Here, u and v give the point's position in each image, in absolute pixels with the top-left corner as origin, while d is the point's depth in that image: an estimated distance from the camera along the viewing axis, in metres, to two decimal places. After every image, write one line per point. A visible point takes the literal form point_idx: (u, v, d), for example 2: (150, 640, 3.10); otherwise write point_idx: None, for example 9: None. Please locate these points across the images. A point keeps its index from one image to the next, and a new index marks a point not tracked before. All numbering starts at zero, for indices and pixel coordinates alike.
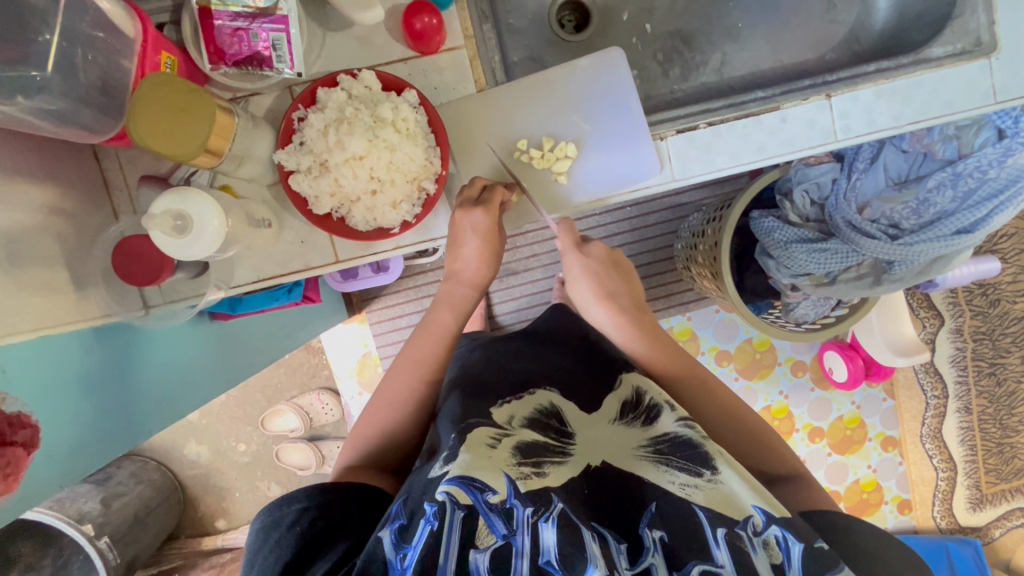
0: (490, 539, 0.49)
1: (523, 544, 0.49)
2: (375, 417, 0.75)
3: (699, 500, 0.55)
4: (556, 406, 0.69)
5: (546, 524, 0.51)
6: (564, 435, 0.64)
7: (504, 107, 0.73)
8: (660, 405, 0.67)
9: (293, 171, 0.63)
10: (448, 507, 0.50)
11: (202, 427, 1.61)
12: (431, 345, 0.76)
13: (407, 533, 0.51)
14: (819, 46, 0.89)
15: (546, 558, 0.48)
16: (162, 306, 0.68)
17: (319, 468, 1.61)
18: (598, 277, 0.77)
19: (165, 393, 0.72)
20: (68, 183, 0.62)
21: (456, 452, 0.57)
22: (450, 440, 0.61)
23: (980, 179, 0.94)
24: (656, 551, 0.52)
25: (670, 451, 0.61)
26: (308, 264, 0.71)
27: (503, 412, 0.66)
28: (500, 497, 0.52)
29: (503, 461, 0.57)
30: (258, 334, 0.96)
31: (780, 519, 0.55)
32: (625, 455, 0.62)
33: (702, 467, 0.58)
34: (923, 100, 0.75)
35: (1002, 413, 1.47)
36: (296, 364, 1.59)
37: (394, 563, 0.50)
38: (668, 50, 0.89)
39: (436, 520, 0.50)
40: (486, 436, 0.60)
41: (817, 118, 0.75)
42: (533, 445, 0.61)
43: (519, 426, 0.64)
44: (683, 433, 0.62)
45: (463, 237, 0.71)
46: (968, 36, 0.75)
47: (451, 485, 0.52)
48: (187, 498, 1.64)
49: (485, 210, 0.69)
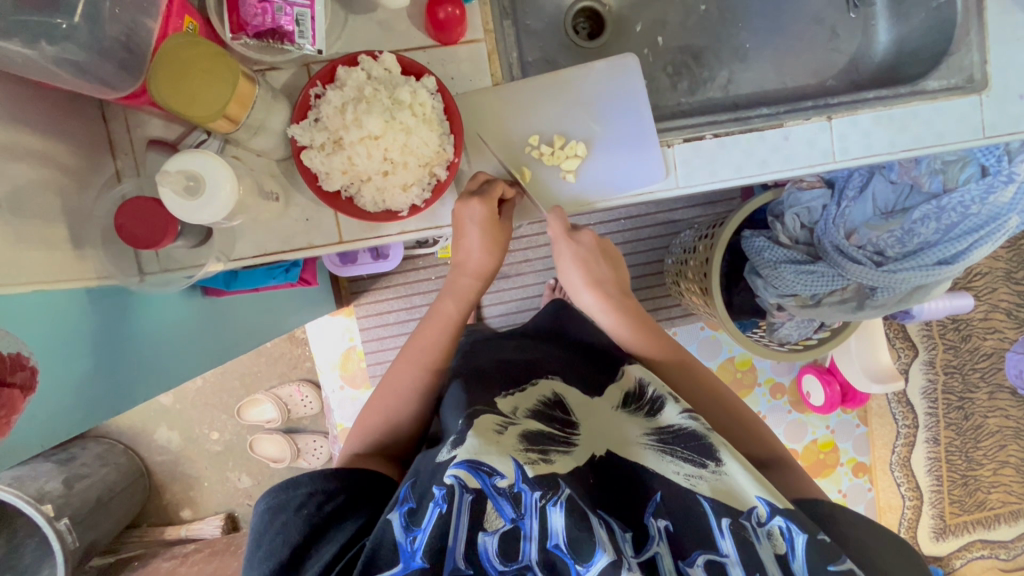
0: (499, 523, 0.52)
1: (532, 529, 0.52)
2: (380, 404, 0.75)
3: (704, 490, 0.58)
4: (559, 395, 0.71)
5: (555, 507, 0.53)
6: (569, 426, 0.66)
7: (517, 103, 0.74)
8: (663, 397, 0.68)
9: (306, 146, 0.63)
10: (457, 490, 0.53)
11: (175, 413, 1.57)
12: (436, 333, 0.76)
13: (416, 516, 0.54)
14: (820, 72, 0.93)
15: (553, 542, 0.51)
16: (157, 274, 0.66)
17: (293, 462, 1.58)
18: (587, 263, 0.78)
19: (157, 364, 0.71)
20: (75, 140, 0.61)
21: (464, 437, 0.59)
22: (459, 424, 0.62)
23: (962, 214, 0.97)
24: (661, 540, 0.55)
25: (674, 442, 0.63)
26: (312, 242, 0.71)
27: (507, 401, 0.67)
28: (508, 481, 0.54)
29: (511, 447, 0.58)
30: (250, 315, 0.95)
31: (783, 510, 0.57)
32: (632, 445, 0.64)
33: (707, 459, 0.61)
34: (916, 130, 0.78)
35: (968, 445, 1.52)
36: (277, 354, 1.57)
37: (404, 546, 0.52)
38: (677, 64, 0.91)
39: (446, 503, 0.53)
40: (493, 422, 0.61)
41: (816, 139, 0.78)
42: (539, 434, 0.62)
43: (523, 415, 0.65)
44: (688, 425, 0.64)
45: (466, 230, 0.71)
46: (961, 72, 0.79)
47: (460, 470, 0.54)
48: (153, 485, 1.59)
49: (482, 201, 0.69)
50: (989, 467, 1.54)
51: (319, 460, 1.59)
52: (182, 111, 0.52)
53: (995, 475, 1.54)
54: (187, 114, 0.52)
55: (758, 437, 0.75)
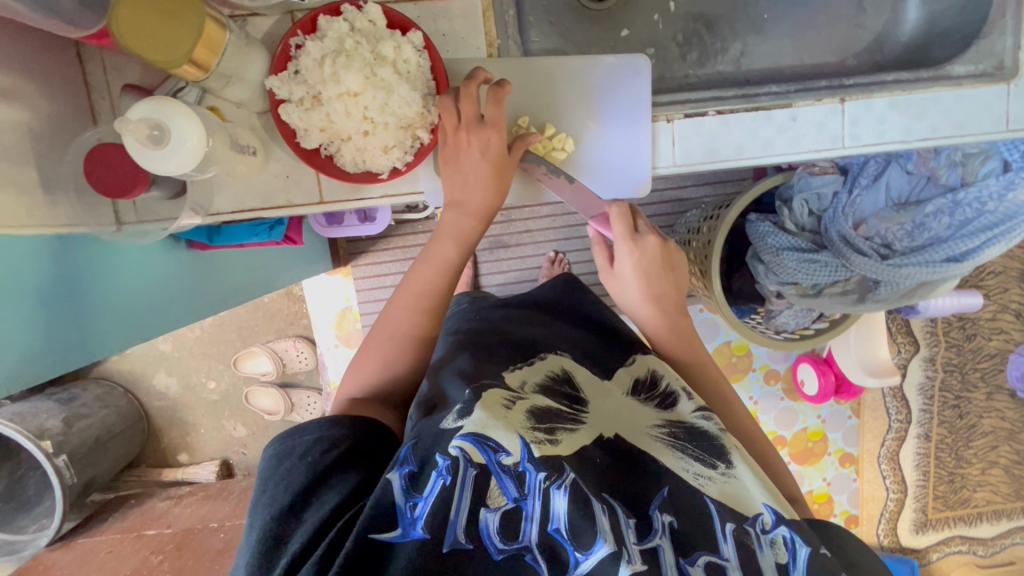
0: (501, 501, 0.49)
1: (533, 510, 0.49)
2: (375, 349, 0.65)
3: (712, 492, 0.55)
4: (568, 372, 0.66)
5: (558, 491, 0.49)
6: (578, 402, 0.61)
7: (509, 79, 0.69)
8: (676, 392, 0.65)
9: (285, 100, 0.60)
10: (462, 463, 0.50)
11: (174, 359, 1.60)
12: (431, 278, 0.65)
13: (418, 483, 0.50)
14: (841, 50, 0.86)
15: (554, 526, 0.49)
16: (134, 225, 0.64)
17: (287, 415, 1.60)
18: (648, 275, 0.72)
19: (128, 318, 0.70)
20: (48, 81, 0.59)
21: (471, 408, 0.55)
22: (465, 394, 0.58)
23: (978, 210, 0.95)
24: (664, 534, 0.51)
25: (687, 439, 0.60)
26: (292, 201, 0.69)
27: (516, 375, 0.63)
28: (513, 459, 0.51)
29: (519, 423, 0.54)
30: (235, 268, 0.95)
31: (789, 522, 0.55)
32: (642, 430, 0.60)
33: (717, 460, 0.58)
34: (935, 118, 0.74)
35: (959, 443, 1.51)
36: (275, 309, 1.58)
37: (402, 510, 0.49)
38: (688, 33, 0.86)
39: (449, 475, 0.50)
40: (501, 397, 0.57)
41: (827, 122, 0.73)
42: (547, 411, 0.58)
43: (532, 390, 0.61)
44: (701, 425, 0.62)
45: (470, 159, 0.63)
46: (991, 57, 0.74)
47: (466, 441, 0.51)
48: (151, 428, 1.64)
49: (494, 129, 0.63)
50: (978, 465, 1.53)
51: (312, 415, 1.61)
52: (177, 57, 0.51)
53: (983, 474, 1.54)
54: (181, 57, 0.51)
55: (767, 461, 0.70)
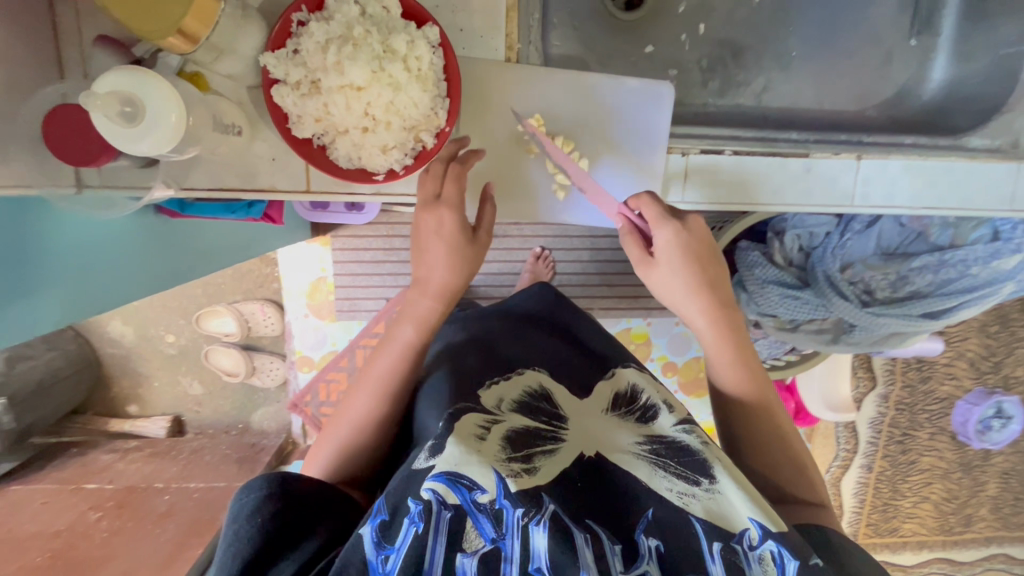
0: (479, 543, 0.41)
1: (513, 551, 0.41)
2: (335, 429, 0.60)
3: (697, 511, 0.46)
4: (546, 389, 0.59)
5: (538, 527, 0.42)
6: (557, 420, 0.54)
7: (524, 88, 0.65)
8: (657, 404, 0.57)
9: (279, 81, 0.55)
10: (434, 508, 0.41)
11: (132, 309, 1.53)
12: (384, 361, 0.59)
13: (389, 531, 0.42)
14: (862, 99, 0.84)
15: (536, 566, 0.41)
16: (98, 190, 0.58)
17: (247, 377, 1.55)
18: (695, 263, 0.60)
19: (76, 291, 0.63)
20: (11, 21, 0.52)
21: (444, 444, 0.46)
22: (438, 427, 0.49)
23: (962, 271, 0.97)
24: (651, 560, 0.43)
25: (668, 455, 0.51)
26: (275, 185, 0.64)
27: (492, 393, 0.55)
28: (490, 497, 0.43)
29: (493, 454, 0.46)
30: (206, 235, 0.89)
31: (777, 534, 0.45)
32: (620, 450, 0.51)
33: (700, 475, 0.48)
34: (945, 188, 0.74)
35: (897, 476, 1.57)
36: (244, 270, 1.51)
37: (374, 566, 0.41)
38: (713, 59, 0.82)
39: (422, 521, 0.41)
40: (475, 424, 0.49)
41: (840, 177, 0.72)
42: (524, 433, 0.51)
43: (509, 410, 0.53)
44: (681, 438, 0.52)
45: (426, 244, 0.58)
46: (1008, 134, 0.74)
47: (438, 483, 0.42)
48: (102, 376, 1.57)
49: (443, 209, 0.57)
50: (911, 498, 1.59)
51: (273, 380, 1.56)
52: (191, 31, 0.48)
53: (914, 507, 1.60)
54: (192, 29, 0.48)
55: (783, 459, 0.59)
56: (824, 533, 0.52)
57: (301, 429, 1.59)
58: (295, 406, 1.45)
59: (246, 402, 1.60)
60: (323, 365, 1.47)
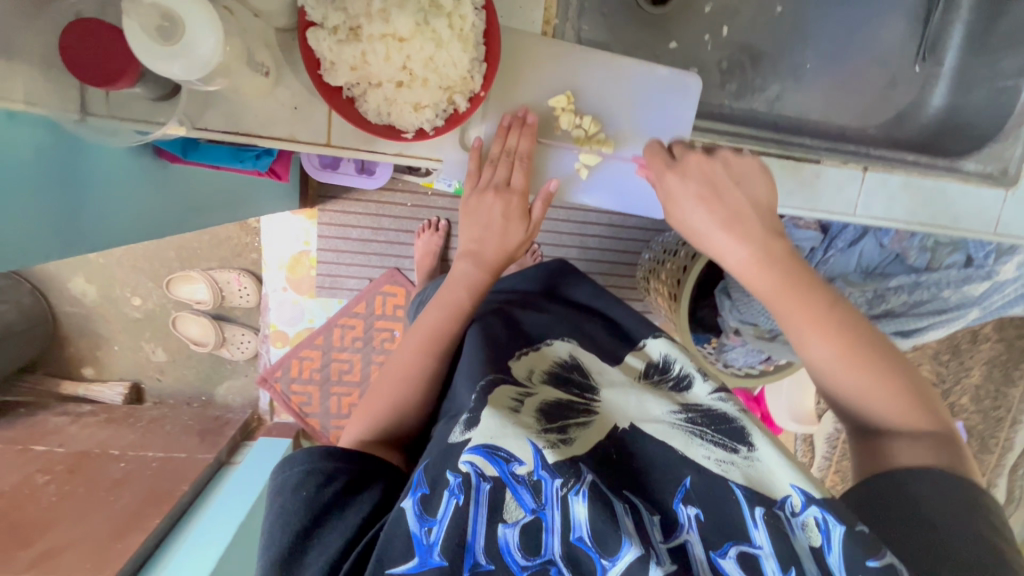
0: (519, 514, 0.49)
1: (553, 520, 0.48)
2: (385, 389, 0.66)
3: (736, 478, 0.51)
4: (576, 359, 0.63)
5: (576, 496, 0.48)
6: (588, 392, 0.59)
7: (561, 64, 0.65)
8: (690, 375, 0.63)
9: (316, 24, 0.53)
10: (474, 479, 0.49)
11: (97, 267, 1.45)
12: (439, 320, 0.66)
13: (431, 505, 0.49)
14: (865, 117, 0.87)
15: (577, 534, 0.47)
16: (103, 119, 0.54)
17: (215, 348, 1.48)
18: (709, 200, 0.61)
19: (60, 223, 0.61)
20: None
21: (478, 416, 0.53)
22: (472, 399, 0.55)
23: (934, 294, 1.01)
24: (691, 529, 0.49)
25: (705, 424, 0.57)
26: (294, 136, 0.61)
27: (521, 366, 0.61)
28: (527, 468, 0.50)
29: (528, 425, 0.53)
30: (199, 187, 0.85)
31: (823, 500, 0.48)
32: (658, 419, 0.57)
33: (739, 443, 0.54)
34: (938, 208, 0.77)
35: None
36: (223, 236, 1.45)
37: (418, 537, 0.47)
38: (732, 62, 0.84)
39: (461, 494, 0.49)
40: (508, 398, 0.55)
41: (845, 187, 0.75)
42: (557, 407, 0.57)
43: (539, 383, 0.59)
44: (718, 407, 0.59)
45: (488, 221, 0.66)
46: (998, 162, 0.78)
47: (476, 455, 0.50)
48: (57, 334, 1.48)
49: (500, 199, 0.64)
50: None
51: (243, 354, 1.50)
52: None
53: None
54: None
55: (884, 386, 0.57)
56: (900, 485, 0.53)
57: (268, 406, 1.48)
58: (265, 380, 1.41)
59: (211, 373, 1.52)
60: (297, 342, 1.41)
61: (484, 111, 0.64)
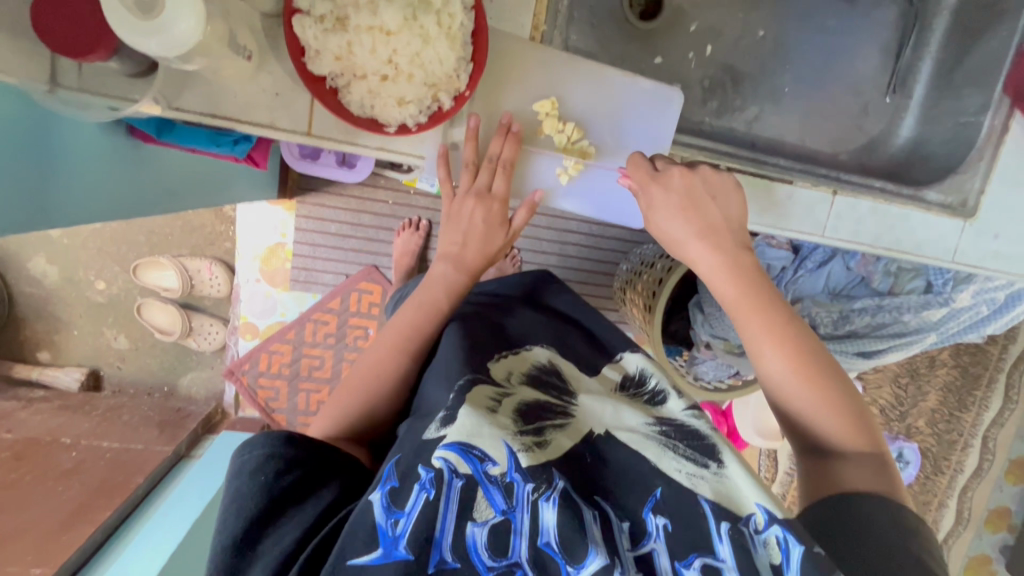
0: (488, 513, 0.48)
1: (521, 524, 0.48)
2: (357, 384, 0.65)
3: (705, 492, 0.52)
4: (555, 365, 0.64)
5: (546, 503, 0.48)
6: (566, 395, 0.60)
7: (549, 71, 0.66)
8: (665, 392, 0.64)
9: (302, 12, 0.52)
10: (446, 475, 0.48)
11: (61, 248, 1.40)
12: (416, 319, 0.66)
13: (399, 499, 0.48)
14: (838, 143, 0.91)
15: (544, 540, 0.47)
16: (72, 91, 0.52)
17: (181, 338, 1.42)
18: (687, 209, 0.65)
19: (25, 195, 0.59)
20: None
21: (455, 415, 0.53)
22: (449, 398, 0.55)
23: (895, 317, 1.05)
24: (659, 538, 0.50)
25: (678, 438, 0.58)
26: (274, 122, 0.60)
27: (502, 366, 0.61)
28: (500, 469, 0.50)
29: (503, 425, 0.53)
30: (173, 170, 0.83)
31: (783, 521, 0.50)
32: (633, 429, 0.58)
33: (709, 460, 0.55)
34: (901, 233, 0.81)
35: None
36: (196, 224, 1.41)
37: (383, 529, 0.46)
38: (714, 81, 0.86)
39: (433, 487, 0.48)
40: (487, 396, 0.55)
41: (816, 209, 0.78)
42: (534, 407, 0.57)
43: (518, 384, 0.60)
44: (691, 423, 0.60)
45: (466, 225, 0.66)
46: (957, 194, 0.82)
47: (451, 452, 0.49)
48: (13, 316, 1.42)
49: (481, 205, 0.65)
50: None
51: (211, 345, 1.44)
52: None
53: None
54: None
55: (827, 399, 0.60)
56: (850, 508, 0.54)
57: (234, 399, 1.44)
58: (232, 373, 1.38)
59: (174, 363, 1.48)
60: (267, 335, 1.38)
61: (469, 110, 0.64)
